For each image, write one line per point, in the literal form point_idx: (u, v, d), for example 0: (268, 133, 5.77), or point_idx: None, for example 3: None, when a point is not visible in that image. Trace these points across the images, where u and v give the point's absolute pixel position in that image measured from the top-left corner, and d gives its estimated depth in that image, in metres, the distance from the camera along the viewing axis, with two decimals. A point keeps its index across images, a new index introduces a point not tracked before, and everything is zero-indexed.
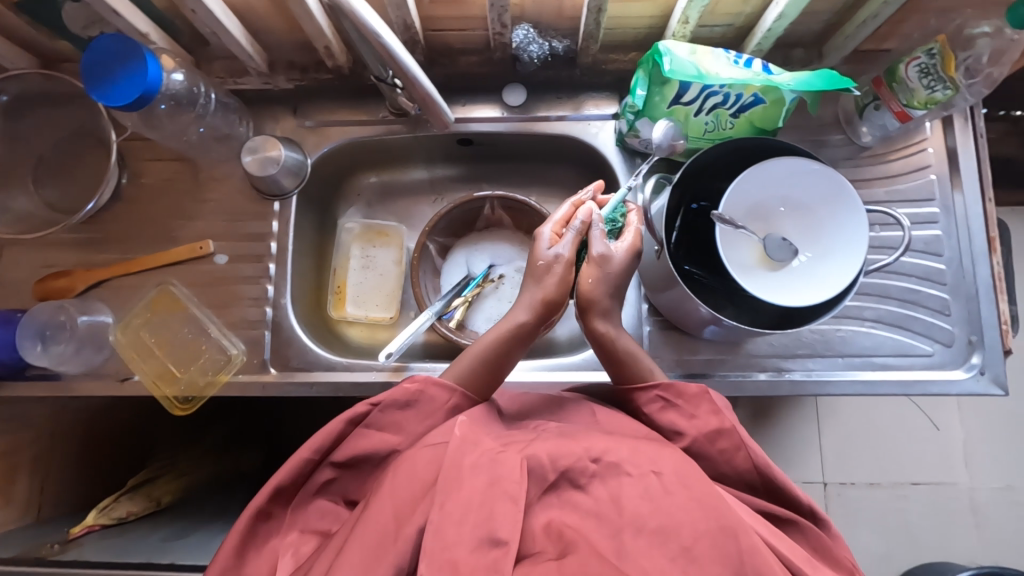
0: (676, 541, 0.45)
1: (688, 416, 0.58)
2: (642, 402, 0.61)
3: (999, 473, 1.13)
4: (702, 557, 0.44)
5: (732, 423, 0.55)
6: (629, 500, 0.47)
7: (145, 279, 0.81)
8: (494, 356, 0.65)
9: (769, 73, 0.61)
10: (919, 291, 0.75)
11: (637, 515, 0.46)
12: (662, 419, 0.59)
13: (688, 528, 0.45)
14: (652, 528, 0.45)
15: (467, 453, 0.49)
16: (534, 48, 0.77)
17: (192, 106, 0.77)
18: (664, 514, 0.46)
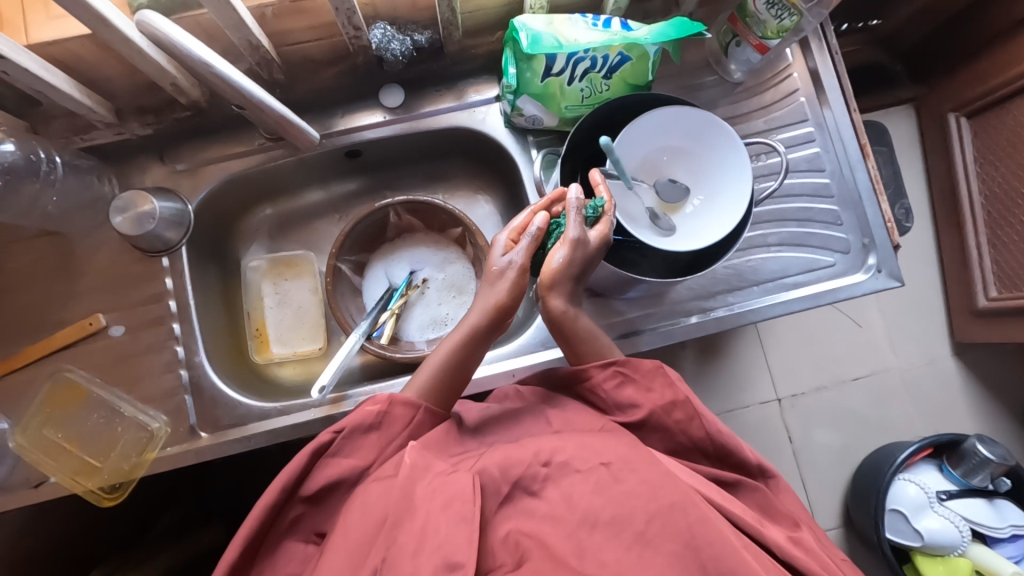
0: (629, 529, 0.46)
1: (645, 390, 0.61)
2: (598, 379, 0.62)
3: (924, 351, 1.20)
4: (656, 538, 0.46)
5: (685, 395, 0.59)
6: (583, 500, 0.49)
7: (36, 372, 0.74)
8: (453, 368, 0.64)
9: (628, 30, 0.62)
10: (812, 208, 0.80)
11: (589, 510, 0.48)
12: (621, 395, 0.61)
13: (638, 513, 0.47)
14: (605, 520, 0.47)
15: (420, 484, 0.50)
16: (397, 45, 0.73)
17: (36, 175, 0.69)
18: (614, 503, 0.48)
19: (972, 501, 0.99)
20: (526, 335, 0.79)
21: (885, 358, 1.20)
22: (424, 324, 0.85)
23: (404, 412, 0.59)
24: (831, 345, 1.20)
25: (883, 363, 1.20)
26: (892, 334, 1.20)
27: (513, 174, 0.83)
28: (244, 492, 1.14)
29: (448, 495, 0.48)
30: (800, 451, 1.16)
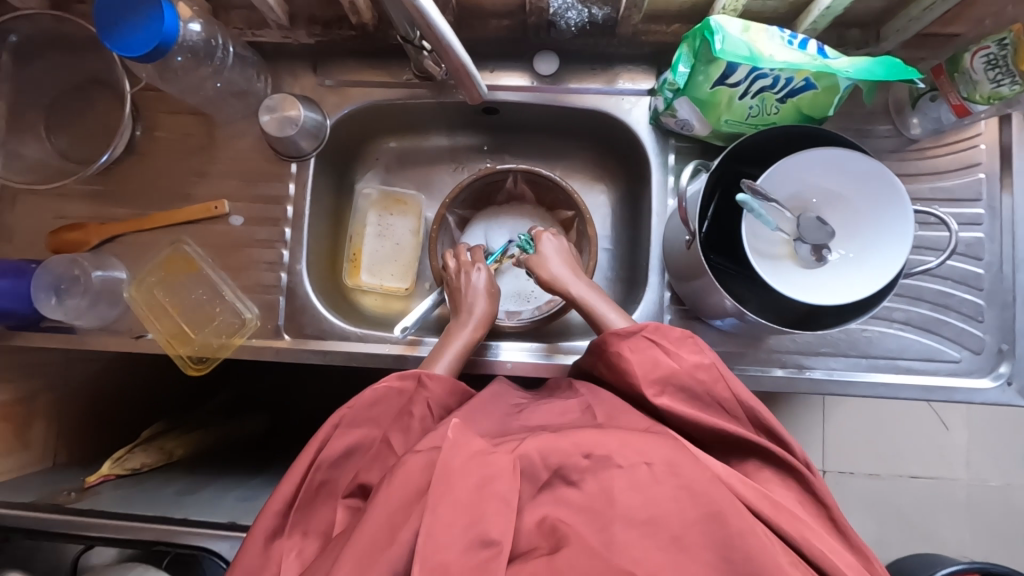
0: (666, 532, 0.44)
1: (672, 354, 0.58)
2: (626, 343, 0.60)
3: (999, 471, 1.13)
4: (692, 545, 0.44)
5: (712, 359, 0.56)
6: (623, 499, 0.46)
7: (158, 237, 0.80)
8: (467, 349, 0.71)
9: (826, 56, 0.57)
10: (953, 295, 0.73)
11: (626, 507, 0.45)
12: (646, 356, 0.58)
13: (677, 517, 0.45)
14: (641, 520, 0.45)
15: (455, 454, 0.46)
16: (573, 15, 0.73)
17: (210, 60, 0.72)
18: (652, 504, 0.45)
19: None
20: None
21: (953, 467, 1.13)
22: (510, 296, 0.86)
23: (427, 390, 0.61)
24: (900, 435, 1.14)
25: (950, 471, 1.13)
26: (972, 449, 1.14)
27: (642, 172, 0.80)
28: (294, 393, 1.22)
29: (485, 474, 0.45)
30: None
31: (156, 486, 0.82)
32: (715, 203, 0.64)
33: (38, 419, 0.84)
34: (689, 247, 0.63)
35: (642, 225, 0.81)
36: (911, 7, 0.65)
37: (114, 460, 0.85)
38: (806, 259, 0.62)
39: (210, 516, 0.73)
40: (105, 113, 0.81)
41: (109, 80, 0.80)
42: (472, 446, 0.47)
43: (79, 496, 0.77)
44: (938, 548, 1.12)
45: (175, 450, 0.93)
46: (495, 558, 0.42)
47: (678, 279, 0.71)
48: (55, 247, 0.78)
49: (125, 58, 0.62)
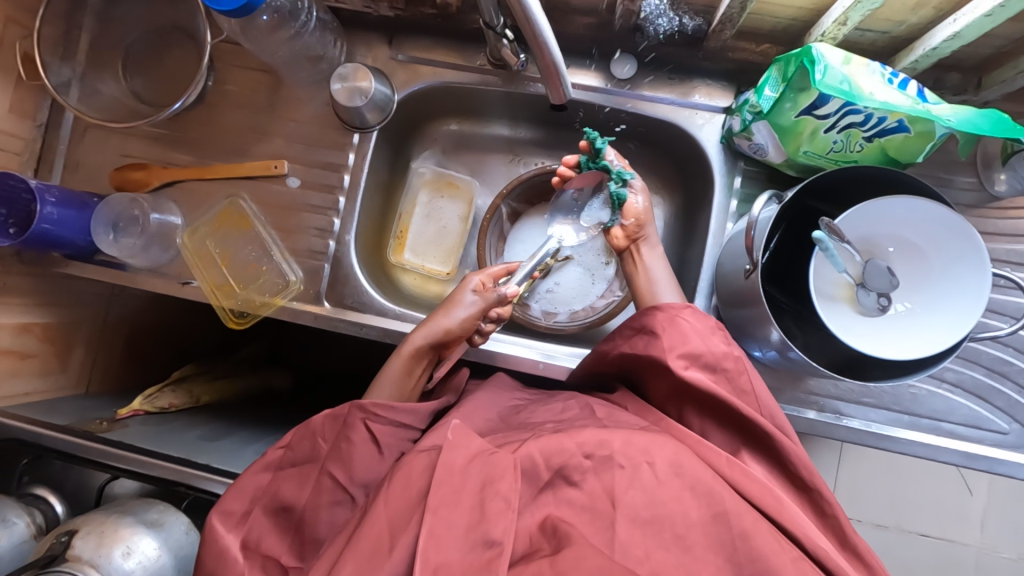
0: (669, 530, 0.43)
1: (704, 337, 0.55)
2: (663, 321, 0.57)
3: (1015, 545, 1.09)
4: (695, 544, 0.43)
5: (739, 352, 0.55)
6: (627, 498, 0.44)
7: (216, 189, 0.81)
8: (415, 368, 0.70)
9: (925, 101, 0.55)
10: (1012, 364, 0.69)
11: (629, 504, 0.44)
12: (680, 337, 0.55)
13: (681, 517, 0.44)
14: (645, 519, 0.44)
15: (456, 454, 0.45)
16: (664, 21, 0.71)
17: (293, 22, 0.72)
18: (656, 503, 0.44)
19: None
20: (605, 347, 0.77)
21: (969, 533, 1.10)
22: (554, 297, 0.86)
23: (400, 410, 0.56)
24: (920, 494, 1.10)
25: (965, 535, 1.10)
26: (990, 518, 1.10)
27: (704, 191, 0.78)
28: (317, 357, 1.25)
29: (492, 473, 0.44)
30: None
31: (181, 428, 0.84)
32: (780, 235, 0.63)
33: (77, 347, 0.87)
34: (747, 276, 0.61)
35: (695, 246, 0.79)
36: (1021, 59, 0.61)
37: (145, 397, 0.87)
38: (869, 308, 0.61)
39: (230, 466, 0.75)
40: (184, 59, 0.83)
41: (191, 28, 0.81)
42: (474, 447, 0.46)
43: (111, 426, 0.79)
44: None
45: (202, 396, 0.95)
46: (497, 561, 0.41)
47: (728, 305, 0.69)
48: (117, 185, 0.81)
49: (216, 12, 0.63)
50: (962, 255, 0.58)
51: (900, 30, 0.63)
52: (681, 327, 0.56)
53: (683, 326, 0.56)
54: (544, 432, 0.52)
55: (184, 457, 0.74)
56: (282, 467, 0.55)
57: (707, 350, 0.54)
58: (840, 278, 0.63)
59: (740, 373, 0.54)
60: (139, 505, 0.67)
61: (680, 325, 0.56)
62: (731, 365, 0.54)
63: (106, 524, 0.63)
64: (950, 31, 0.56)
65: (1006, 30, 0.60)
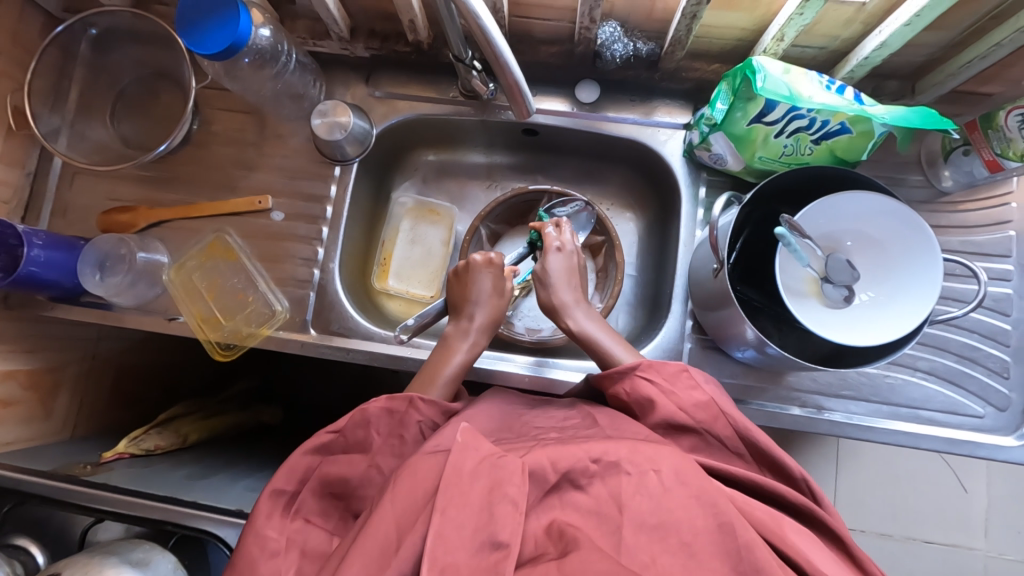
0: (675, 536, 0.43)
1: (669, 392, 0.57)
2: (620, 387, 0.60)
3: (1017, 544, 1.08)
4: (701, 552, 0.42)
5: (710, 396, 0.56)
6: (633, 503, 0.45)
7: (203, 225, 0.83)
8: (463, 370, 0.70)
9: (862, 103, 0.59)
10: (979, 349, 0.72)
11: (636, 511, 0.44)
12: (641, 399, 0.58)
13: (688, 523, 0.44)
14: (652, 525, 0.44)
15: (466, 457, 0.45)
16: (619, 47, 0.75)
17: (274, 63, 0.76)
18: (663, 510, 0.44)
19: None
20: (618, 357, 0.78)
21: (972, 537, 1.09)
22: (537, 314, 0.89)
23: (421, 412, 0.58)
24: (917, 498, 1.11)
25: (967, 539, 1.09)
26: (990, 519, 1.09)
27: (673, 202, 0.82)
28: (309, 394, 1.25)
29: (496, 477, 0.45)
30: None
31: (168, 468, 0.83)
32: (744, 236, 0.66)
33: (61, 392, 0.86)
34: (716, 275, 0.64)
35: (669, 255, 0.82)
36: (948, 63, 0.67)
37: (130, 439, 0.85)
38: (835, 300, 0.64)
39: (219, 502, 0.74)
40: (169, 104, 0.86)
41: (177, 75, 0.85)
42: (484, 449, 0.46)
43: (96, 469, 0.77)
44: None
45: (189, 435, 0.94)
46: (504, 561, 0.41)
47: (703, 307, 0.71)
48: (103, 227, 0.82)
49: (201, 55, 0.67)
50: (915, 247, 0.61)
51: (835, 44, 0.69)
52: (646, 390, 0.58)
53: (650, 390, 0.58)
54: (548, 441, 0.53)
55: (171, 495, 0.72)
56: (329, 452, 0.56)
57: (677, 409, 0.55)
58: (806, 273, 0.65)
59: (715, 419, 0.55)
60: (124, 545, 0.66)
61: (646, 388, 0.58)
62: (705, 414, 0.55)
63: (90, 565, 0.61)
64: (878, 41, 0.61)
65: (931, 38, 0.66)
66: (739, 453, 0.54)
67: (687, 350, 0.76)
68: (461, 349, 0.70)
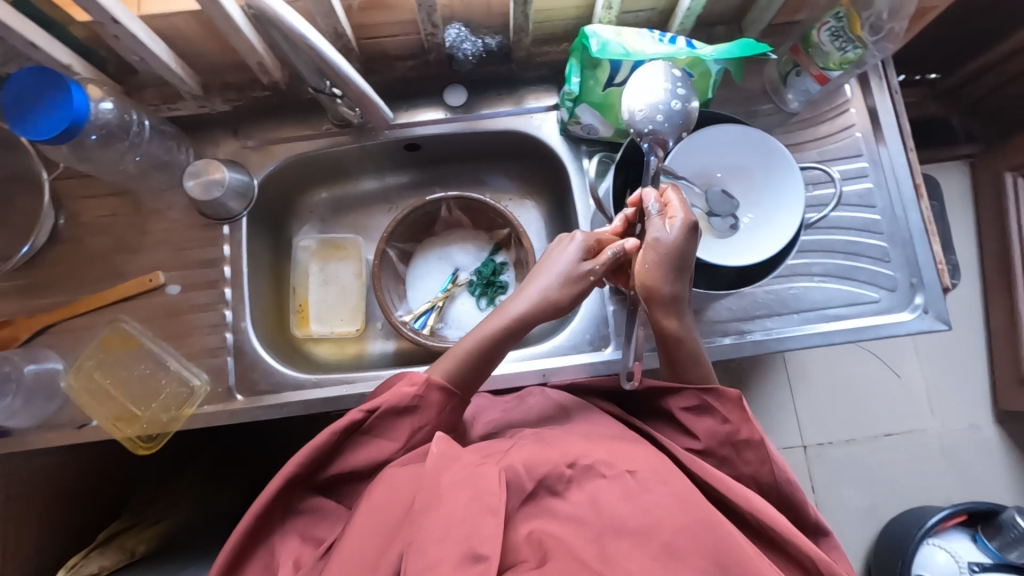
0: (657, 540, 0.44)
1: (721, 422, 0.59)
2: (676, 403, 0.62)
3: (963, 414, 1.15)
4: (682, 551, 0.43)
5: (761, 436, 0.56)
6: (612, 508, 0.46)
7: (94, 319, 0.78)
8: (483, 358, 0.64)
9: (692, 48, 0.65)
10: (859, 242, 0.79)
11: (615, 517, 0.45)
12: (695, 423, 0.60)
13: (668, 522, 0.44)
14: (632, 529, 0.45)
15: (446, 472, 0.46)
16: (469, 46, 0.79)
17: (126, 135, 0.74)
18: (646, 515, 0.45)
19: None
20: (561, 337, 0.79)
21: (923, 419, 1.15)
22: (463, 322, 0.89)
23: (433, 399, 0.59)
24: (869, 397, 1.15)
25: (920, 422, 1.15)
26: (933, 398, 1.16)
27: (563, 180, 0.85)
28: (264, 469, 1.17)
29: (477, 484, 0.44)
30: (823, 504, 1.11)
31: None
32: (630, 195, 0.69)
33: None
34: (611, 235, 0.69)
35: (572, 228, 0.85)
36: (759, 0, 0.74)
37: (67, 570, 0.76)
38: (722, 230, 0.69)
39: None
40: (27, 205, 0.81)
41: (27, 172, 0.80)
42: (463, 460, 0.47)
43: None
44: (926, 500, 1.12)
45: (137, 547, 0.84)
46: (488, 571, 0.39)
47: None
48: None
49: (39, 142, 0.63)
50: (774, 163, 0.67)
51: (662, 4, 0.74)
52: (703, 418, 0.60)
53: (711, 416, 0.59)
54: (525, 439, 0.56)
55: None
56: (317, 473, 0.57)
57: (725, 441, 0.58)
58: (692, 212, 0.70)
59: (764, 463, 0.56)
60: None
61: (709, 415, 0.60)
62: (755, 453, 0.56)
63: None
64: None
65: None
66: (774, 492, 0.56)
67: (611, 313, 0.79)
68: (484, 331, 0.64)
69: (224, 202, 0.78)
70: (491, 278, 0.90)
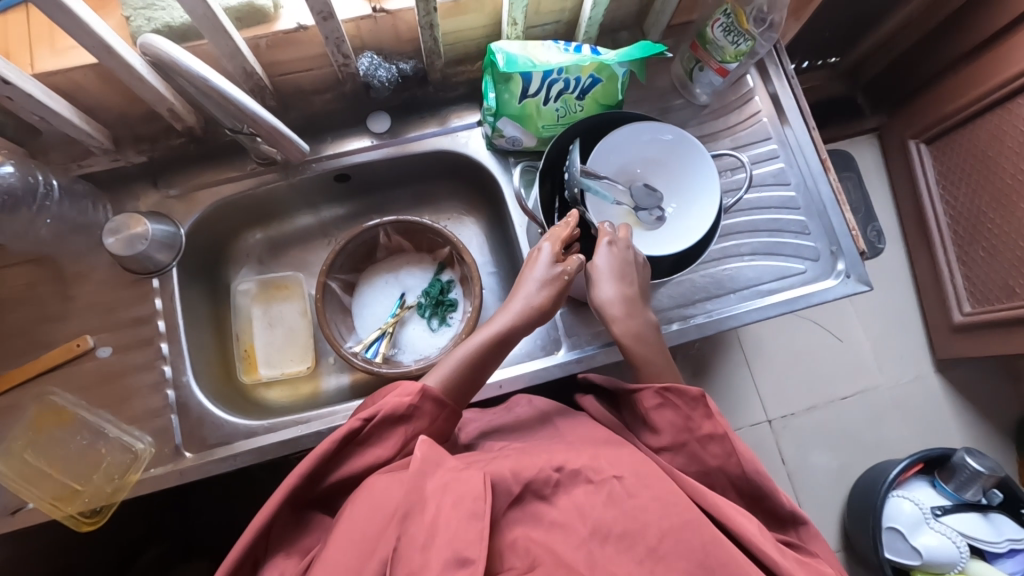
0: (641, 544, 0.45)
1: (684, 416, 0.61)
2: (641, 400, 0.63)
3: (905, 367, 1.22)
4: (668, 555, 0.44)
5: (724, 430, 0.59)
6: (595, 512, 0.47)
7: (19, 396, 0.74)
8: (477, 368, 0.64)
9: (597, 54, 0.68)
10: (780, 219, 0.84)
11: (601, 523, 0.46)
12: (657, 416, 0.62)
13: (652, 528, 0.45)
14: (617, 534, 0.45)
15: (428, 481, 0.45)
16: (383, 72, 0.78)
17: (32, 199, 0.71)
18: (629, 518, 0.46)
19: (967, 515, 1.02)
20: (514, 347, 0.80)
21: (870, 376, 1.21)
22: (415, 345, 0.88)
23: (427, 407, 0.58)
24: (819, 363, 1.21)
25: (869, 381, 1.21)
26: (877, 354, 1.22)
27: (495, 193, 0.87)
28: None
29: (458, 493, 0.44)
30: (792, 472, 1.15)
31: None
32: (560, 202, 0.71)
33: None
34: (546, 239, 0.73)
35: (511, 239, 0.87)
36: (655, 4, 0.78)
37: None
38: (651, 223, 0.71)
39: None
40: None
41: None
42: (445, 467, 0.47)
43: None
44: (886, 454, 1.17)
45: None
46: None
47: None
48: None
49: None
50: (688, 154, 0.71)
51: (566, 16, 0.78)
52: (664, 415, 0.61)
53: (676, 413, 0.61)
54: (511, 451, 0.56)
55: None
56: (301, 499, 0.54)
57: (688, 433, 0.60)
58: (619, 210, 0.72)
59: (728, 456, 0.58)
60: None
61: (672, 412, 0.61)
62: (719, 447, 0.59)
63: None
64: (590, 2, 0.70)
65: None
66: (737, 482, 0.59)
67: (559, 317, 0.79)
68: (468, 345, 0.64)
69: (148, 255, 0.75)
70: (439, 297, 0.89)
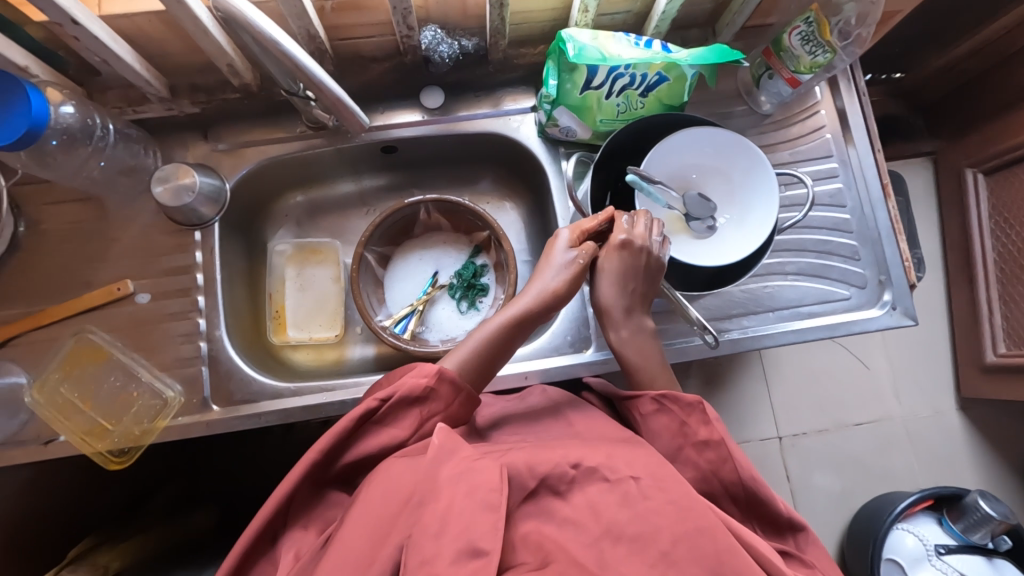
0: (655, 547, 0.44)
1: (680, 422, 0.60)
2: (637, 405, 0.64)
3: (929, 402, 1.19)
4: (680, 559, 0.43)
5: (721, 436, 0.57)
6: (609, 512, 0.46)
7: (57, 330, 0.75)
8: (495, 355, 0.64)
9: (667, 51, 0.65)
10: (831, 241, 0.81)
11: (614, 523, 0.45)
12: (653, 421, 0.62)
13: (665, 531, 0.44)
14: (630, 536, 0.44)
15: (442, 467, 0.45)
16: (445, 48, 0.77)
17: (88, 140, 0.72)
18: (642, 520, 0.45)
19: (971, 558, 0.99)
20: (542, 339, 0.80)
21: (890, 406, 1.18)
22: (444, 326, 0.88)
23: (442, 390, 0.58)
24: (842, 388, 1.19)
25: (888, 410, 1.18)
26: (900, 386, 1.19)
27: (540, 182, 0.85)
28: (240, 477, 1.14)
29: (471, 482, 0.43)
30: (798, 492, 1.14)
31: None
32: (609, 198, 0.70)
33: None
34: None
35: (551, 230, 0.85)
36: (733, 4, 0.75)
37: None
38: (700, 232, 0.70)
39: None
40: None
41: None
42: (462, 452, 0.47)
43: None
44: (896, 486, 1.15)
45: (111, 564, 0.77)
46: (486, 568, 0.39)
47: None
48: None
49: None
50: (750, 165, 0.68)
51: (638, 7, 0.75)
52: (659, 421, 0.62)
53: (671, 418, 0.61)
54: (525, 441, 0.55)
55: None
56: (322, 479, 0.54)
57: (683, 441, 0.59)
58: (670, 214, 0.70)
59: (725, 463, 0.56)
60: None
61: (668, 417, 0.61)
62: (716, 455, 0.57)
63: None
64: None
65: None
66: (739, 494, 0.56)
67: (591, 315, 0.79)
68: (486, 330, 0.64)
69: (192, 207, 0.75)
70: (471, 281, 0.89)
